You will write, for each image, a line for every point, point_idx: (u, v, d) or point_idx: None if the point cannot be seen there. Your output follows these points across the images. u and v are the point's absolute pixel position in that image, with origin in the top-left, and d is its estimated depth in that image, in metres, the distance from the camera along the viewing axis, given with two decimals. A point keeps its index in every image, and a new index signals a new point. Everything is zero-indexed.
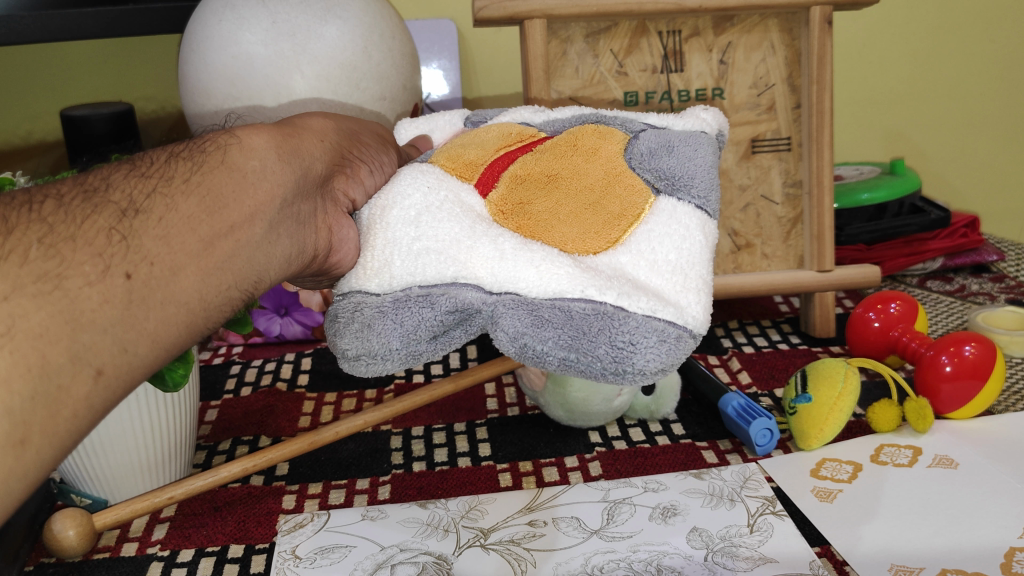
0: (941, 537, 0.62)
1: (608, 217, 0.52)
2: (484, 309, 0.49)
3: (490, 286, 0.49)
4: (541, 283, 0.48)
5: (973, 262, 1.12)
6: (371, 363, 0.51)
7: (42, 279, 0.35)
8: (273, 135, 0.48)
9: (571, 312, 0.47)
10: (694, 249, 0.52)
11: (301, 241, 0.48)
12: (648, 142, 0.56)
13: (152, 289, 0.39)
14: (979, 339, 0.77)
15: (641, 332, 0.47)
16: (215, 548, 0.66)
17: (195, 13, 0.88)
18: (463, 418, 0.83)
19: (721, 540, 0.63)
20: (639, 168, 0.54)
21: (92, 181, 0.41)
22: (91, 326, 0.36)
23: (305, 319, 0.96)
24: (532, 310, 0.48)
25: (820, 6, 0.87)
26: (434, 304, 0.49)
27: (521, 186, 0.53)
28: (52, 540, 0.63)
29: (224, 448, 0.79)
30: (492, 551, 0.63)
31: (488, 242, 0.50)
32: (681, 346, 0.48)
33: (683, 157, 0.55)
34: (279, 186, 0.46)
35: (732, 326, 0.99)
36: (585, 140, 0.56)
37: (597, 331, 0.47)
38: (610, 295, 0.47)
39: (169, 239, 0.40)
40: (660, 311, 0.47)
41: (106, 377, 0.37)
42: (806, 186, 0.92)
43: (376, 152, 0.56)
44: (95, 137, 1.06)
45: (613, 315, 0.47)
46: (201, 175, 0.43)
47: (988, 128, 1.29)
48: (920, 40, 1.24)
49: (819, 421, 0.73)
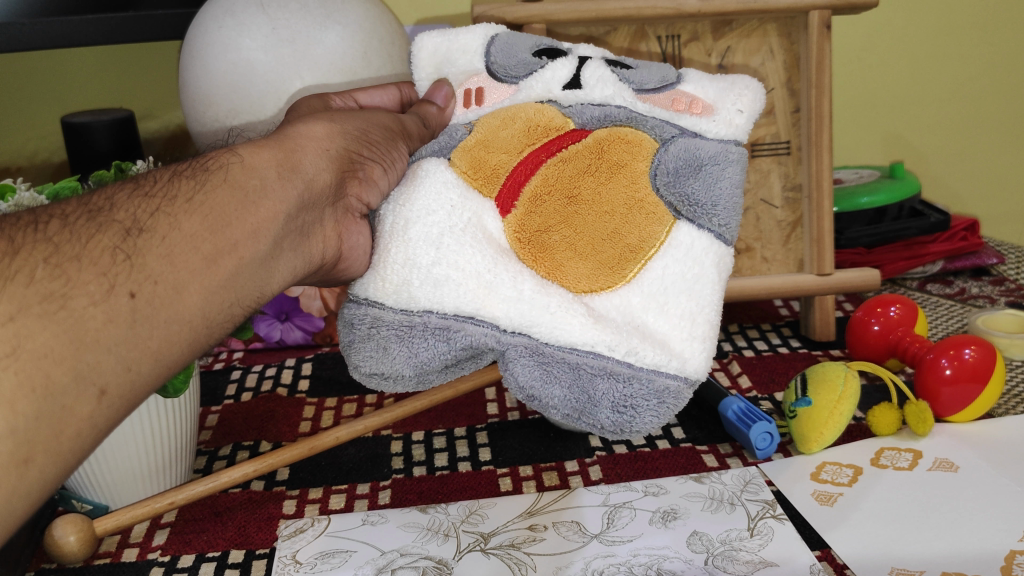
0: (942, 540, 0.62)
1: (623, 250, 0.51)
2: (497, 347, 0.51)
3: (505, 326, 0.51)
4: (555, 332, 0.50)
5: (973, 265, 1.12)
6: (382, 380, 0.54)
7: (48, 299, 0.36)
8: (274, 152, 0.48)
9: (580, 368, 0.50)
10: (705, 291, 0.52)
11: (304, 253, 0.49)
12: (676, 159, 0.52)
13: (156, 308, 0.39)
14: (978, 341, 0.77)
15: (643, 395, 0.50)
16: (216, 553, 0.66)
17: (195, 21, 0.88)
18: (464, 423, 0.83)
19: (722, 543, 0.63)
20: (663, 190, 0.52)
21: (96, 201, 0.41)
22: (95, 345, 0.37)
23: (306, 324, 0.95)
24: (543, 361, 0.50)
25: (819, 11, 0.87)
26: (449, 340, 0.51)
27: (540, 208, 0.52)
28: (52, 546, 0.64)
29: (225, 453, 0.79)
30: (492, 556, 0.63)
31: (510, 281, 0.51)
32: (679, 401, 0.51)
33: (710, 181, 0.52)
34: (281, 203, 0.46)
35: (733, 331, 0.99)
36: (614, 150, 0.52)
37: (601, 393, 0.50)
38: (618, 353, 0.50)
39: (172, 258, 0.40)
40: (664, 367, 0.50)
41: (110, 397, 0.37)
42: (806, 190, 0.92)
43: (387, 149, 0.55)
44: (96, 145, 1.06)
45: (619, 374, 0.50)
46: (205, 193, 0.43)
47: (987, 130, 1.30)
48: (920, 44, 1.24)
49: (818, 425, 0.73)
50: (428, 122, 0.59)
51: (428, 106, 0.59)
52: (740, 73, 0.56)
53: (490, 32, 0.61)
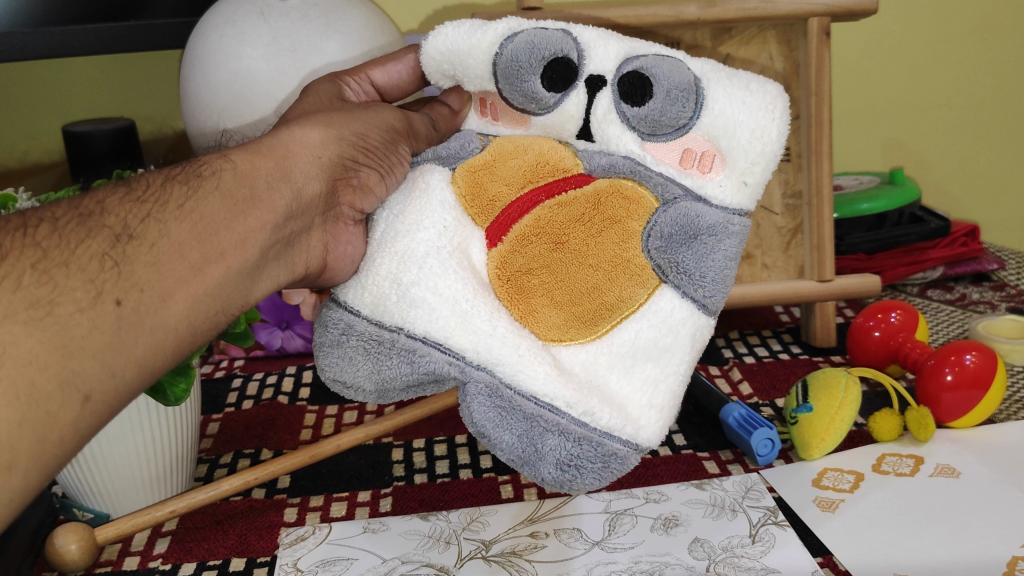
0: (943, 547, 0.62)
1: (597, 305, 0.50)
2: (458, 378, 0.50)
3: (471, 359, 0.49)
4: (517, 373, 0.48)
5: (973, 271, 1.12)
6: (344, 389, 0.53)
7: (34, 305, 0.37)
8: (266, 160, 0.48)
9: (537, 415, 0.48)
10: (674, 360, 0.51)
11: (288, 263, 0.51)
12: (674, 223, 0.49)
13: (142, 315, 0.40)
14: (979, 347, 0.76)
15: (590, 457, 0.48)
16: (217, 561, 0.66)
17: (195, 30, 0.89)
18: (465, 431, 0.83)
19: (724, 550, 0.63)
20: (652, 254, 0.49)
21: (87, 204, 0.43)
22: (80, 352, 0.38)
23: (306, 332, 0.95)
24: (500, 401, 0.49)
25: (818, 18, 0.87)
26: (412, 362, 0.50)
27: (525, 248, 0.50)
28: (53, 555, 0.63)
29: (227, 461, 0.79)
30: (494, 563, 0.63)
31: (485, 317, 0.49)
32: (624, 467, 0.50)
33: (701, 254, 0.49)
34: (269, 213, 0.47)
35: (733, 337, 0.99)
36: (611, 204, 0.50)
37: (550, 448, 0.48)
38: (575, 411, 0.48)
39: (159, 266, 0.41)
40: (616, 431, 0.49)
41: (93, 402, 0.39)
42: (806, 196, 0.92)
43: (386, 153, 0.54)
44: (99, 154, 1.06)
45: (572, 430, 0.48)
46: (196, 199, 0.44)
47: (986, 136, 1.30)
48: (918, 51, 1.25)
49: (821, 431, 0.72)
50: (438, 125, 0.59)
51: (441, 107, 0.59)
52: (767, 118, 0.49)
53: (500, 42, 0.53)
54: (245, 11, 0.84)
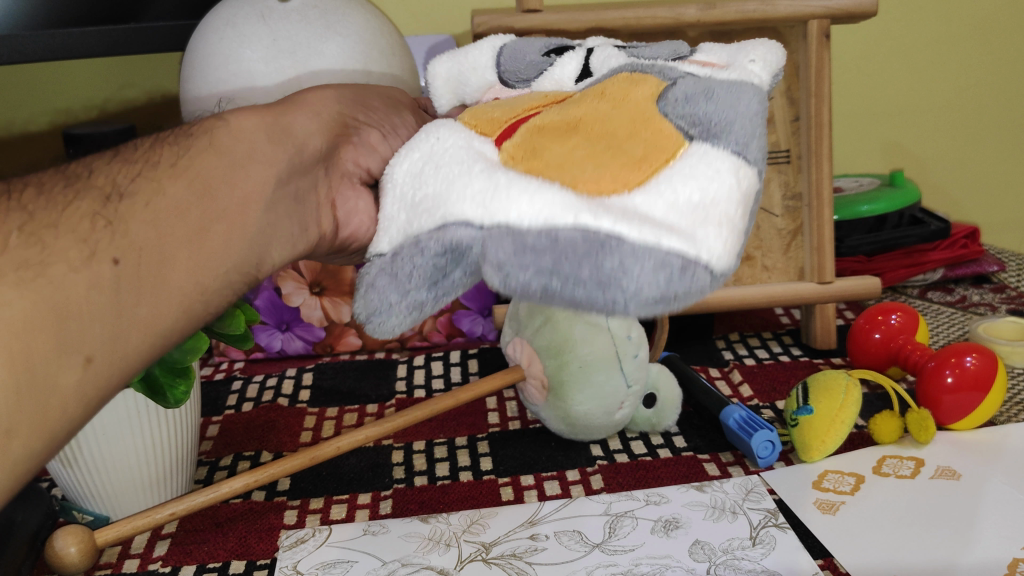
0: (944, 549, 0.62)
1: (626, 159, 0.39)
2: (473, 247, 0.39)
3: (481, 216, 0.38)
4: (531, 209, 0.37)
5: (974, 273, 1.12)
6: (379, 322, 0.43)
7: (25, 267, 0.36)
8: (263, 117, 0.45)
9: (558, 237, 0.36)
10: (722, 192, 0.38)
11: (300, 220, 0.47)
12: (686, 86, 0.42)
13: (141, 277, 0.39)
14: (980, 350, 0.76)
15: (635, 254, 0.35)
16: (217, 564, 0.66)
17: (196, 32, 0.89)
18: (465, 433, 0.82)
19: (725, 552, 0.63)
20: (671, 113, 0.41)
21: (77, 169, 0.42)
22: (78, 315, 0.36)
23: (306, 334, 0.95)
24: (518, 237, 0.37)
25: (818, 20, 0.88)
26: (423, 249, 0.40)
27: (539, 136, 0.42)
28: (53, 558, 0.63)
29: (227, 463, 0.79)
30: (494, 566, 0.63)
31: (482, 174, 0.40)
32: (689, 279, 0.36)
33: (725, 102, 0.41)
34: (269, 167, 0.44)
35: (733, 339, 0.99)
36: (611, 87, 0.44)
37: (583, 252, 0.36)
38: (611, 222, 0.36)
39: (156, 223, 0.40)
40: (663, 238, 0.36)
41: (96, 364, 0.37)
42: (806, 198, 0.92)
43: (387, 115, 0.52)
44: None
45: (606, 239, 0.36)
46: (189, 157, 0.42)
47: (986, 139, 1.30)
48: (918, 53, 1.25)
49: (822, 433, 0.72)
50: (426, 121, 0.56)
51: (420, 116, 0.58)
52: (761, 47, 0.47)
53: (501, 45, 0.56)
54: (245, 13, 0.84)
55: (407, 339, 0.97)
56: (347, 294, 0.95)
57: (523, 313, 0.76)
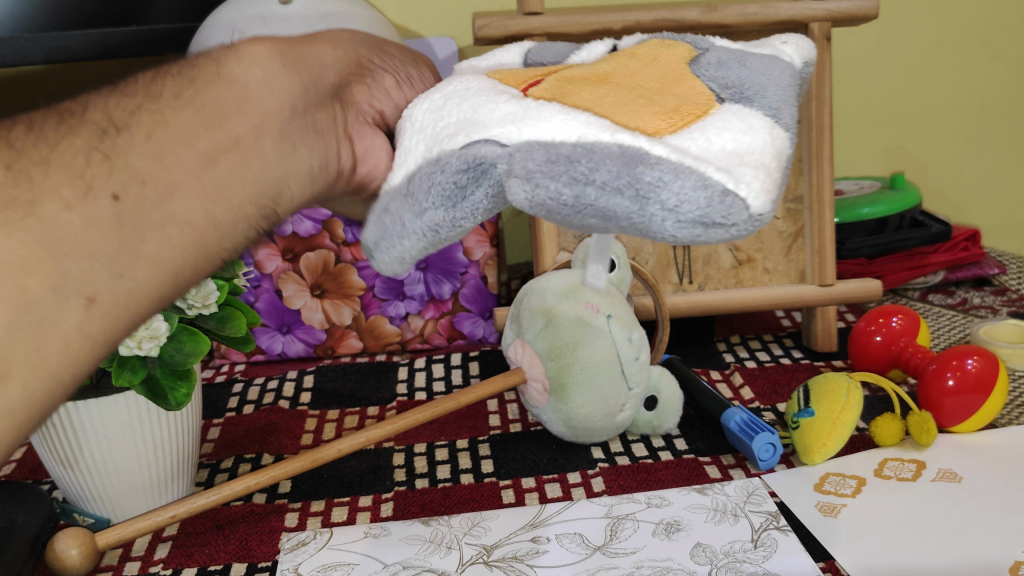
0: (947, 552, 0.62)
1: (659, 109, 0.41)
2: (499, 161, 0.39)
3: (512, 137, 0.39)
4: (564, 128, 0.39)
5: (975, 275, 1.11)
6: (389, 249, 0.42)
7: (12, 205, 0.32)
8: (276, 47, 0.41)
9: (594, 152, 0.37)
10: (757, 145, 0.39)
11: (321, 152, 0.42)
12: (718, 54, 0.46)
13: (145, 211, 0.35)
14: (981, 352, 0.76)
15: (672, 174, 0.36)
16: (218, 566, 0.66)
17: (199, 39, 0.90)
18: (466, 435, 0.82)
19: (726, 555, 0.63)
20: (703, 75, 0.44)
21: (70, 105, 0.37)
22: (76, 252, 0.33)
23: (307, 336, 0.95)
24: (552, 155, 0.38)
25: (819, 23, 0.88)
26: (443, 166, 0.40)
27: (569, 83, 0.45)
28: (53, 560, 0.63)
29: (228, 465, 0.79)
30: (496, 569, 0.63)
31: (510, 102, 0.42)
32: (726, 207, 0.35)
33: (757, 69, 0.44)
34: (283, 96, 0.40)
35: (734, 341, 0.99)
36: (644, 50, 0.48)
37: (620, 168, 0.36)
38: (640, 148, 0.37)
39: (161, 155, 0.35)
40: (701, 167, 0.36)
41: (100, 305, 0.34)
42: (807, 201, 0.92)
43: (402, 64, 0.49)
44: None
45: (639, 160, 0.37)
46: (195, 89, 0.38)
47: (986, 141, 1.30)
48: (918, 55, 1.25)
49: (823, 436, 0.72)
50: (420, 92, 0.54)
51: None
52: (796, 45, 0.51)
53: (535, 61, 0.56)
54: (247, 14, 0.84)
55: (408, 341, 0.97)
56: (348, 296, 0.94)
57: (523, 315, 0.75)
